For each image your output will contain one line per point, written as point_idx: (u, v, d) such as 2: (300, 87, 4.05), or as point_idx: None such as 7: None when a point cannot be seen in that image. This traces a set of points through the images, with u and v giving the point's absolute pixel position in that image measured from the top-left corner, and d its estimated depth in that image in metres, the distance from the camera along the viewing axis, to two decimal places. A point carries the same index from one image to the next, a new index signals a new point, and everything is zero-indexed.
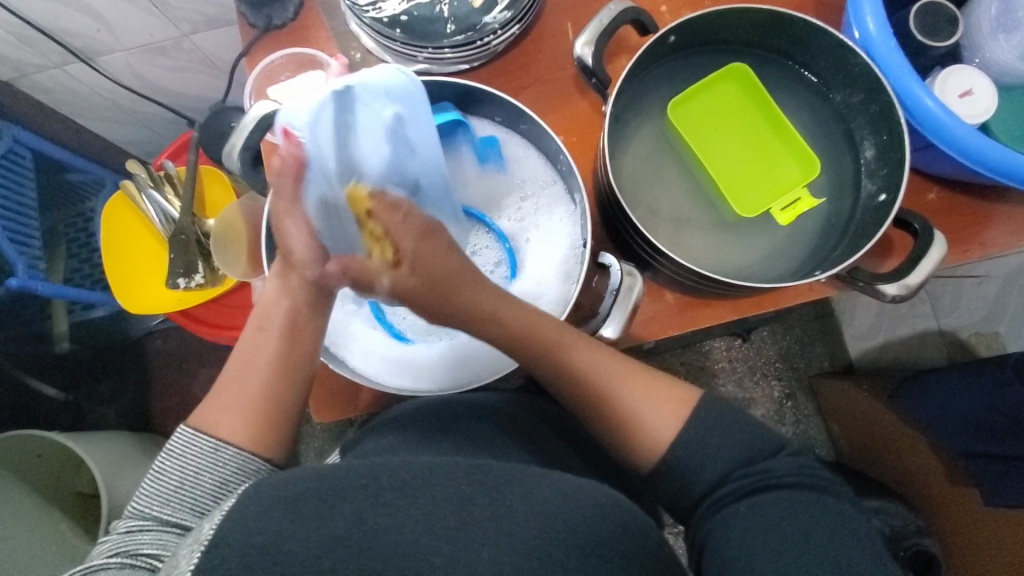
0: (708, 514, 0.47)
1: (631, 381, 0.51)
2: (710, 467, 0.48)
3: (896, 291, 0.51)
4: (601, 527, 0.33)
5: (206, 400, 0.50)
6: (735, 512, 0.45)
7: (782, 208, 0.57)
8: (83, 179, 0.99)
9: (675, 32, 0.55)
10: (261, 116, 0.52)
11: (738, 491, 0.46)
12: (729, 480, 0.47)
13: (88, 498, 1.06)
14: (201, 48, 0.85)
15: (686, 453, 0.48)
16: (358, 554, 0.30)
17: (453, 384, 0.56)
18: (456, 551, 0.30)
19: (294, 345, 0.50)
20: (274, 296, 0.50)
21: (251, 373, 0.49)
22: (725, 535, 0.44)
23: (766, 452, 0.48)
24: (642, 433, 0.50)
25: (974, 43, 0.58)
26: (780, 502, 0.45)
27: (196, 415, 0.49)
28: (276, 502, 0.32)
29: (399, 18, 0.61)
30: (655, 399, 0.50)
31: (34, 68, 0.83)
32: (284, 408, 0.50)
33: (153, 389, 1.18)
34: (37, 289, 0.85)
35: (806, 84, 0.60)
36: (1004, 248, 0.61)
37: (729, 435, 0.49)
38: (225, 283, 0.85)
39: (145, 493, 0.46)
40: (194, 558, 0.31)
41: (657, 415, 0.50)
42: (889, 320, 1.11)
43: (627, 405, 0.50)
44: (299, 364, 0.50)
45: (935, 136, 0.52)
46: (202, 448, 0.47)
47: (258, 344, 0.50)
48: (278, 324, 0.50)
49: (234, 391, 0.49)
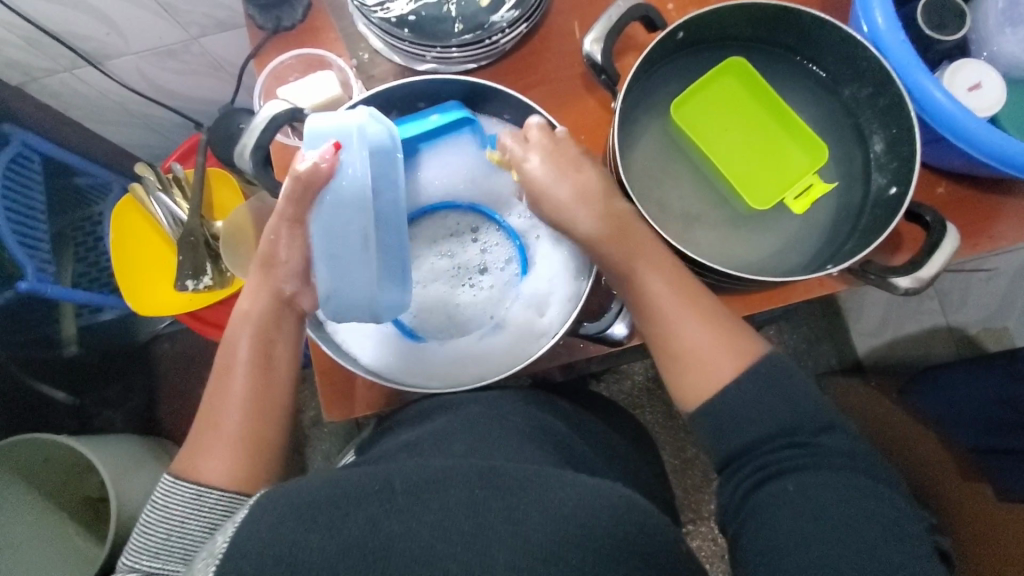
0: (751, 487, 0.46)
1: (686, 304, 0.50)
2: (752, 434, 0.47)
3: (908, 284, 0.51)
4: (617, 527, 0.32)
5: (185, 449, 0.49)
6: (784, 490, 0.44)
7: (795, 197, 0.57)
8: (92, 183, 1.00)
9: (684, 28, 0.55)
10: (273, 115, 0.52)
11: (789, 464, 0.45)
12: (777, 447, 0.46)
13: (97, 502, 1.05)
14: (209, 51, 0.85)
15: (742, 404, 0.48)
16: (372, 564, 0.30)
17: (469, 381, 0.56)
18: (470, 556, 0.31)
19: (266, 372, 0.51)
20: (238, 330, 0.52)
21: (225, 408, 0.50)
22: (775, 514, 0.43)
23: (815, 427, 0.47)
24: (699, 367, 0.49)
25: (981, 36, 0.58)
26: (825, 482, 0.44)
27: (175, 465, 0.48)
28: (293, 509, 0.33)
29: (408, 18, 0.61)
30: (715, 333, 0.50)
31: (44, 72, 0.83)
32: (260, 434, 0.50)
33: (161, 392, 1.19)
34: (47, 292, 0.85)
35: (814, 79, 0.60)
36: (1014, 241, 0.61)
37: (772, 408, 0.47)
38: (233, 284, 0.86)
39: (133, 547, 0.45)
40: (209, 569, 0.31)
41: (715, 350, 0.49)
42: (898, 317, 1.10)
43: (683, 322, 0.50)
44: (273, 390, 0.51)
45: (946, 130, 0.52)
46: (186, 496, 0.46)
47: (227, 381, 0.51)
48: (245, 357, 0.51)
49: (212, 428, 0.49)
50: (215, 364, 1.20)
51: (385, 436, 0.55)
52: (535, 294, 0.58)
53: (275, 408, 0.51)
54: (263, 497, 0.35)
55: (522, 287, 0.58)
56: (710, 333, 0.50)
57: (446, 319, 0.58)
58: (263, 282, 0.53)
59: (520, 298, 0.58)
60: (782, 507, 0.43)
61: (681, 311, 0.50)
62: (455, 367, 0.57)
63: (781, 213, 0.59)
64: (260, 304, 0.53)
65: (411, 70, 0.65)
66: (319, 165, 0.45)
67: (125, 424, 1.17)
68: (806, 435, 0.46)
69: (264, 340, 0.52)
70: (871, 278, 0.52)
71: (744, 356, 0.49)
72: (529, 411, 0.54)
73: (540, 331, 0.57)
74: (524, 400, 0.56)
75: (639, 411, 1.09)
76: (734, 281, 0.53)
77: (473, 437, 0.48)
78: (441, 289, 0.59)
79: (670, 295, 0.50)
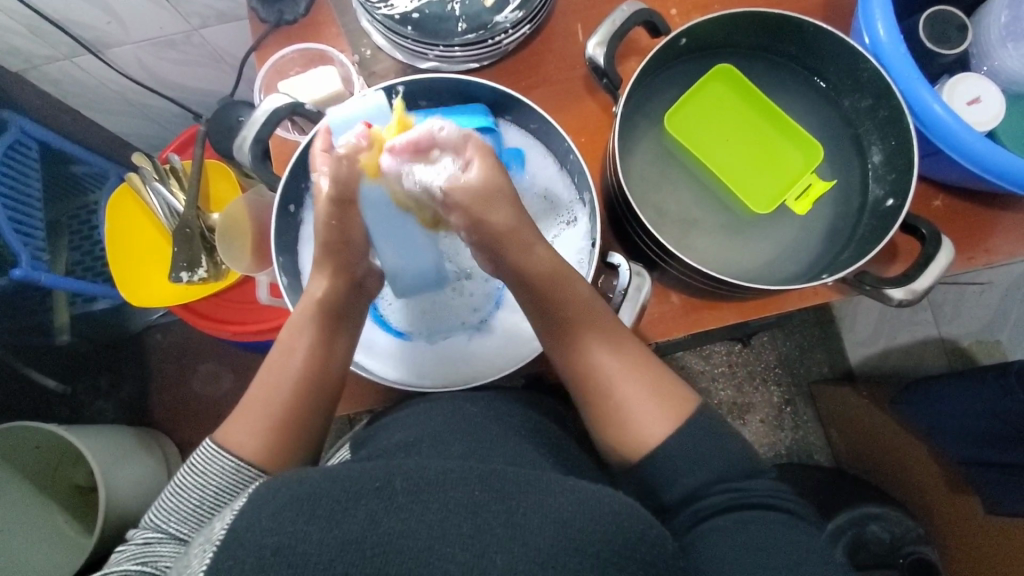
0: (694, 523, 0.47)
1: (634, 366, 0.52)
2: (699, 477, 0.48)
3: (903, 296, 0.51)
4: (614, 532, 0.33)
5: (233, 416, 0.51)
6: (729, 523, 0.45)
7: (797, 197, 0.58)
8: (88, 172, 0.99)
9: (686, 34, 0.55)
10: (273, 110, 0.52)
11: (728, 503, 0.47)
12: (715, 488, 0.48)
13: (87, 492, 1.04)
14: (210, 43, 0.85)
15: (680, 452, 0.49)
16: (372, 558, 0.29)
17: (459, 381, 0.55)
18: (471, 559, 0.30)
19: (321, 364, 0.53)
20: (302, 315, 0.53)
21: (276, 389, 0.52)
22: (726, 542, 0.44)
23: (747, 472, 0.49)
24: (632, 431, 0.50)
25: (982, 50, 0.58)
26: (766, 520, 0.45)
27: (220, 429, 0.51)
28: (294, 500, 0.32)
29: (411, 16, 0.61)
30: (649, 391, 0.51)
31: (43, 59, 0.83)
32: (303, 422, 0.52)
33: (152, 383, 1.18)
34: (40, 280, 0.85)
35: (814, 89, 0.60)
36: (1009, 255, 0.61)
37: (716, 460, 0.49)
38: (228, 277, 0.85)
39: (162, 508, 0.47)
40: (206, 558, 0.31)
41: (649, 410, 0.50)
42: (891, 327, 1.11)
43: (622, 380, 0.51)
44: (321, 390, 0.52)
45: (942, 141, 0.52)
46: (225, 468, 0.48)
47: (284, 364, 0.52)
48: (307, 345, 0.52)
49: (262, 405, 0.51)
50: (208, 356, 1.19)
51: (377, 432, 0.54)
52: None
53: (318, 404, 0.53)
54: (261, 486, 0.34)
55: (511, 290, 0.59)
56: (647, 394, 0.51)
57: (433, 321, 0.58)
58: (335, 269, 0.53)
59: (507, 303, 0.58)
60: (728, 535, 0.44)
61: (625, 373, 0.52)
62: (446, 365, 0.56)
63: (778, 221, 0.59)
64: (337, 297, 0.53)
65: (412, 67, 0.65)
66: (356, 146, 0.48)
67: (115, 414, 1.16)
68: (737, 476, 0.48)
69: (329, 336, 0.53)
70: (866, 289, 0.52)
71: (676, 418, 0.50)
72: (525, 412, 0.54)
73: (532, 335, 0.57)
74: (520, 402, 0.56)
75: None
76: (730, 290, 0.52)
77: (469, 437, 0.48)
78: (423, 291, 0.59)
79: (615, 352, 0.52)
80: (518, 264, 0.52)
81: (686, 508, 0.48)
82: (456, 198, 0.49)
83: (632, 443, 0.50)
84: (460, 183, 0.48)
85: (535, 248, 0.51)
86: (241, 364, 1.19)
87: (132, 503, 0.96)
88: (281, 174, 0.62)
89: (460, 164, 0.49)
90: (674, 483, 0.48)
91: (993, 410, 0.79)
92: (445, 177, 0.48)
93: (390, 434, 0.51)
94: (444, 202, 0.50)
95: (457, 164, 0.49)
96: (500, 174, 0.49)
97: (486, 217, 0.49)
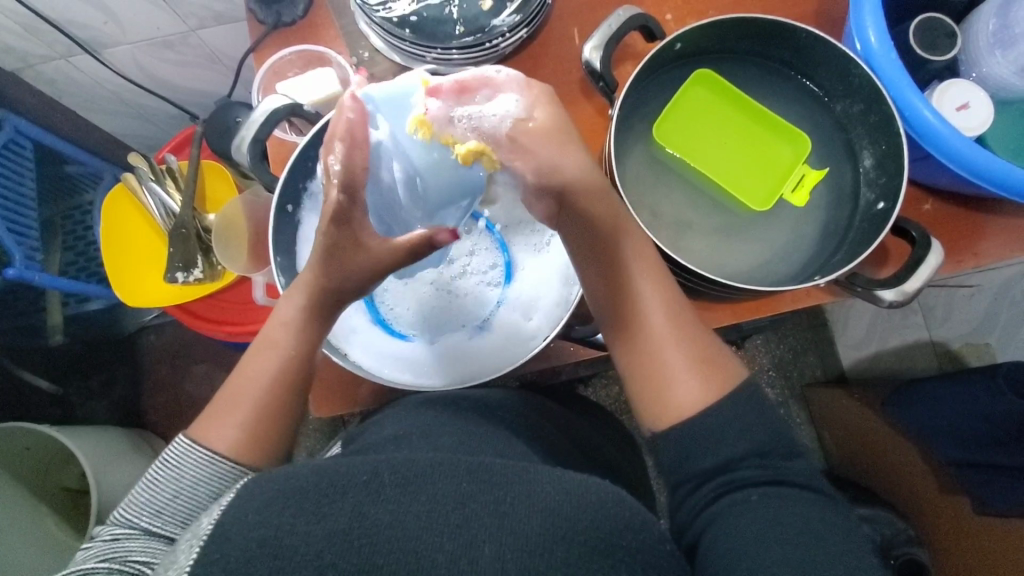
0: (708, 502, 0.44)
1: (679, 326, 0.49)
2: (727, 450, 0.45)
3: (894, 297, 0.52)
4: (607, 526, 0.33)
5: (207, 410, 0.50)
6: (749, 499, 0.42)
7: (792, 188, 0.60)
8: (82, 171, 0.99)
9: (681, 39, 0.56)
10: (272, 110, 0.53)
11: (750, 477, 0.44)
12: (744, 466, 0.44)
13: (76, 496, 1.04)
14: (208, 44, 0.85)
15: (709, 431, 0.45)
16: (358, 547, 0.30)
17: (455, 380, 0.55)
18: (458, 548, 0.30)
19: (300, 356, 0.50)
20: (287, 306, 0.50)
21: (252, 383, 0.49)
22: (741, 519, 0.41)
23: (782, 450, 0.45)
24: (667, 394, 0.47)
25: (971, 57, 0.59)
26: (792, 496, 0.42)
27: (194, 424, 0.49)
28: (278, 495, 0.32)
29: (409, 18, 0.61)
30: (691, 358, 0.48)
31: (39, 59, 0.83)
32: (283, 415, 0.50)
33: (145, 384, 1.18)
34: (34, 280, 0.84)
35: (808, 94, 0.61)
36: (996, 258, 0.62)
37: (747, 436, 0.45)
38: (224, 278, 0.85)
39: (134, 503, 0.46)
40: (193, 554, 0.31)
41: (689, 375, 0.47)
42: (882, 331, 1.12)
43: (667, 344, 0.48)
44: (297, 390, 0.50)
45: (934, 148, 0.52)
46: (200, 461, 0.47)
47: (263, 357, 0.50)
48: (286, 337, 0.50)
49: (233, 400, 0.49)
50: (202, 357, 1.19)
51: (370, 428, 0.54)
52: (523, 298, 0.58)
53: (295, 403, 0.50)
54: (252, 480, 0.34)
55: (510, 290, 0.59)
56: (689, 357, 0.48)
57: (427, 317, 0.58)
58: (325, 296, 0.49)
59: (505, 303, 0.58)
60: (744, 513, 0.42)
61: (672, 338, 0.48)
62: (445, 364, 0.57)
63: (771, 224, 0.60)
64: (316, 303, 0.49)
65: (410, 69, 0.65)
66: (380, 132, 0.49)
67: (107, 415, 1.16)
68: (775, 454, 0.45)
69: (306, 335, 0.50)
70: (858, 289, 0.53)
71: (717, 388, 0.47)
72: (519, 411, 0.54)
73: (529, 334, 0.56)
74: (513, 398, 0.56)
75: (625, 416, 1.08)
76: (723, 290, 0.53)
77: (462, 433, 0.48)
78: (420, 288, 0.58)
79: (658, 305, 0.49)
80: (584, 212, 0.50)
81: (705, 486, 0.45)
82: (525, 134, 0.50)
83: (664, 410, 0.47)
84: (523, 123, 0.50)
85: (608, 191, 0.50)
86: (235, 365, 1.18)
87: None
88: (278, 173, 0.62)
89: (520, 108, 0.49)
90: (703, 456, 0.45)
91: (986, 412, 0.82)
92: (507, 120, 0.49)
93: (382, 429, 0.51)
94: (509, 145, 0.50)
95: (519, 105, 0.49)
96: (562, 118, 0.50)
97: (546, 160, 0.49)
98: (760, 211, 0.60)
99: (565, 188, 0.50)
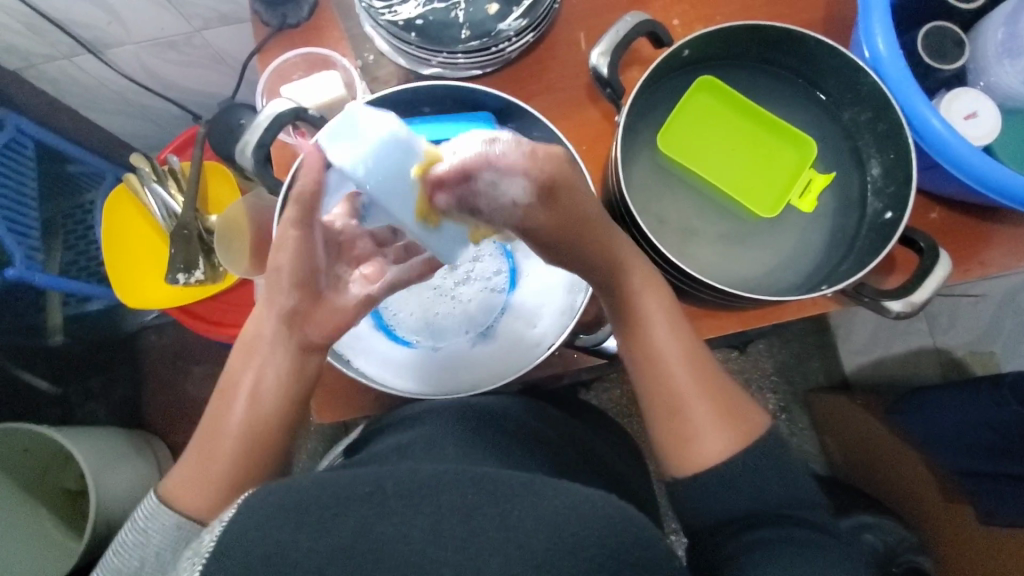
0: (723, 544, 0.46)
1: (704, 380, 0.50)
2: (754, 498, 0.47)
3: (901, 308, 0.52)
4: (615, 539, 0.33)
5: (173, 470, 0.49)
6: (763, 539, 0.44)
7: (799, 195, 0.59)
8: (84, 171, 0.98)
9: (689, 46, 0.56)
10: (276, 113, 0.52)
11: (761, 520, 0.46)
12: (756, 514, 0.46)
13: (76, 497, 1.03)
14: (211, 44, 0.85)
15: (734, 476, 0.47)
16: (362, 564, 0.30)
17: (459, 388, 0.55)
18: (463, 561, 0.31)
19: (263, 405, 0.49)
20: (249, 356, 0.49)
21: (219, 438, 0.49)
22: (757, 559, 0.43)
23: (803, 502, 0.48)
24: (692, 445, 0.49)
25: (980, 66, 0.59)
26: (811, 541, 0.44)
27: (162, 484, 0.49)
28: (281, 506, 0.32)
29: (415, 22, 0.61)
30: (714, 411, 0.49)
31: (42, 58, 0.82)
32: (255, 462, 0.49)
33: (144, 384, 1.17)
34: (35, 281, 0.84)
35: (815, 102, 0.61)
36: (1003, 267, 0.62)
37: (759, 482, 0.47)
38: (225, 280, 0.85)
39: (107, 566, 0.47)
40: (195, 572, 0.31)
41: (714, 429, 0.49)
42: (886, 337, 1.11)
43: (691, 398, 0.49)
44: (277, 422, 0.50)
45: (942, 158, 0.52)
46: (165, 524, 0.47)
47: (225, 412, 0.49)
48: (248, 387, 0.49)
49: (204, 457, 0.49)
50: (203, 358, 1.19)
51: (376, 435, 0.54)
52: (527, 307, 0.58)
53: (276, 436, 0.49)
54: (254, 493, 0.34)
55: (513, 298, 0.58)
56: (714, 410, 0.49)
57: (431, 324, 0.58)
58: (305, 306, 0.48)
59: (508, 311, 0.58)
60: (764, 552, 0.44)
61: (696, 393, 0.49)
62: (448, 374, 0.56)
63: (777, 232, 0.60)
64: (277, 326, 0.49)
65: (416, 72, 0.65)
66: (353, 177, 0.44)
67: (107, 415, 1.15)
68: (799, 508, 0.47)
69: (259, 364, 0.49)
70: (865, 299, 0.53)
71: (740, 440, 0.48)
72: (524, 419, 0.54)
73: (532, 342, 0.56)
74: (517, 406, 0.56)
75: (628, 421, 1.08)
76: (730, 300, 0.53)
77: (467, 443, 0.47)
78: (424, 295, 0.58)
79: (682, 360, 0.50)
80: (608, 275, 0.49)
81: (726, 530, 0.46)
82: (534, 222, 0.43)
83: (685, 459, 0.49)
84: (531, 213, 0.41)
85: (621, 238, 0.49)
86: None
87: (121, 506, 0.94)
88: (282, 177, 0.62)
89: (526, 195, 0.40)
90: (729, 499, 0.47)
91: (990, 420, 0.80)
92: (509, 201, 0.40)
93: (388, 439, 0.50)
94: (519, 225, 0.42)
95: (526, 192, 0.40)
96: (575, 184, 0.43)
97: (551, 224, 0.43)
98: (767, 217, 0.60)
99: (573, 247, 0.46)
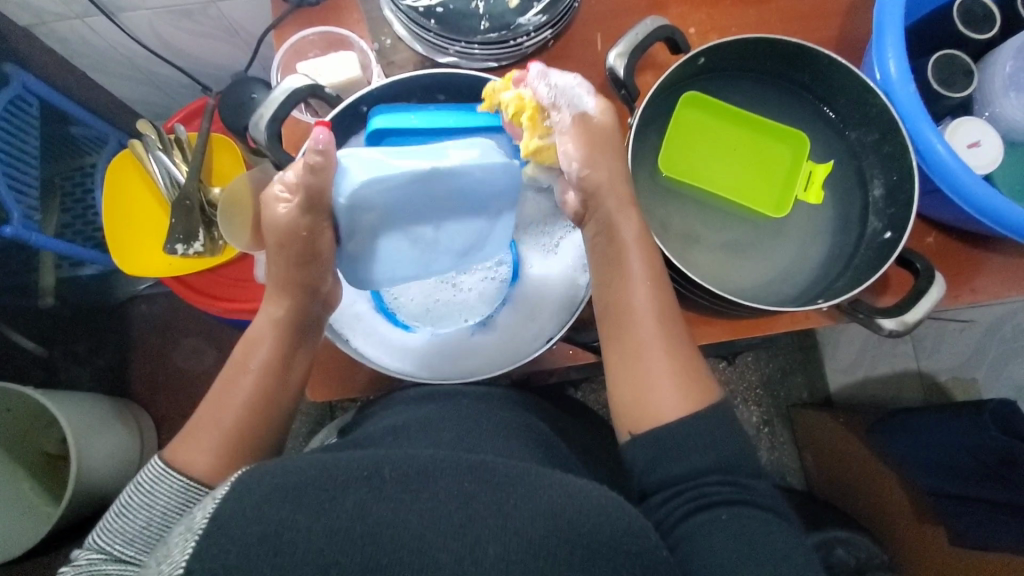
0: (682, 515, 0.46)
1: (670, 342, 0.51)
2: (697, 464, 0.47)
3: (894, 326, 0.52)
4: (609, 528, 0.34)
5: (181, 433, 0.51)
6: (716, 518, 0.45)
7: (806, 188, 0.60)
8: (87, 134, 0.98)
9: (705, 54, 0.57)
10: (292, 89, 0.53)
11: (719, 498, 0.46)
12: (710, 480, 0.47)
13: (57, 460, 1.02)
14: (226, 16, 0.84)
15: (688, 440, 0.48)
16: (361, 547, 0.30)
17: (453, 374, 0.56)
18: (461, 548, 0.31)
19: (278, 370, 0.53)
20: (262, 329, 0.54)
21: (232, 398, 0.52)
22: (707, 544, 0.44)
23: (749, 471, 0.48)
24: (648, 399, 0.50)
25: (985, 96, 0.60)
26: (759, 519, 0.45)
27: (169, 446, 0.50)
28: (277, 489, 0.32)
29: (435, 9, 0.61)
30: (675, 371, 0.50)
31: (54, 17, 0.82)
32: (269, 422, 0.53)
33: (131, 352, 1.16)
34: (31, 240, 0.83)
35: (824, 119, 0.62)
36: (994, 296, 0.63)
37: (720, 454, 0.48)
38: (224, 253, 0.85)
39: (107, 529, 0.47)
40: (188, 549, 0.30)
41: (669, 386, 0.50)
42: (871, 357, 1.13)
43: (654, 355, 0.51)
44: (280, 398, 0.53)
45: (944, 183, 0.52)
46: (173, 487, 0.47)
47: (234, 382, 0.52)
48: (261, 358, 0.53)
49: (210, 422, 0.51)
50: (192, 330, 1.18)
51: (369, 418, 0.55)
52: (527, 299, 0.58)
53: (278, 411, 0.53)
54: (247, 473, 0.34)
55: (515, 291, 0.58)
56: (674, 368, 0.50)
57: (431, 310, 0.58)
58: (300, 288, 0.53)
59: (509, 302, 0.58)
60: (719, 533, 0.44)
61: (659, 349, 0.51)
62: (446, 360, 0.57)
63: (778, 244, 0.61)
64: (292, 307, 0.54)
65: (432, 60, 0.65)
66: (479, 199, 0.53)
67: (91, 381, 1.15)
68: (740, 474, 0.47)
69: (257, 347, 0.54)
70: (859, 316, 0.54)
71: (693, 401, 0.49)
72: (514, 411, 0.55)
73: (532, 336, 0.56)
74: (511, 402, 0.56)
75: None
76: (729, 308, 0.54)
77: (459, 429, 0.48)
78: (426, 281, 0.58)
79: (650, 314, 0.52)
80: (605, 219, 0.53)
81: (676, 504, 0.46)
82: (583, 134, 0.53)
83: (641, 416, 0.50)
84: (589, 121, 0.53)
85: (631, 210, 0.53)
86: (225, 342, 1.17)
87: (101, 471, 0.94)
88: (291, 153, 0.62)
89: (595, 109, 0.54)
90: (675, 465, 0.47)
91: (972, 446, 0.81)
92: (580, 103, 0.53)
93: (381, 421, 0.52)
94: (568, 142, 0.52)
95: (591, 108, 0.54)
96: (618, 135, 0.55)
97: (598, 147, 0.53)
98: (774, 218, 0.61)
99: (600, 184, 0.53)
